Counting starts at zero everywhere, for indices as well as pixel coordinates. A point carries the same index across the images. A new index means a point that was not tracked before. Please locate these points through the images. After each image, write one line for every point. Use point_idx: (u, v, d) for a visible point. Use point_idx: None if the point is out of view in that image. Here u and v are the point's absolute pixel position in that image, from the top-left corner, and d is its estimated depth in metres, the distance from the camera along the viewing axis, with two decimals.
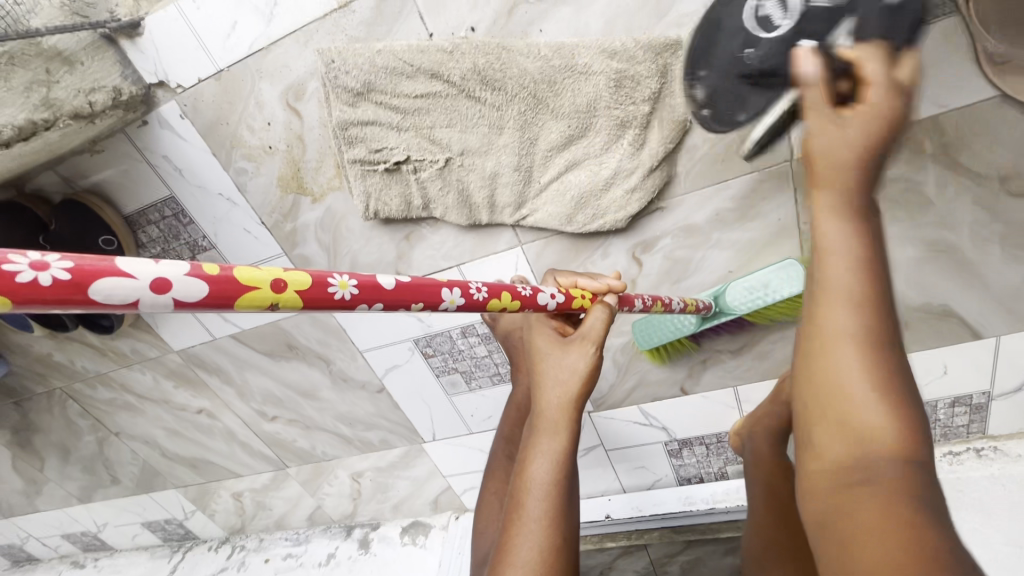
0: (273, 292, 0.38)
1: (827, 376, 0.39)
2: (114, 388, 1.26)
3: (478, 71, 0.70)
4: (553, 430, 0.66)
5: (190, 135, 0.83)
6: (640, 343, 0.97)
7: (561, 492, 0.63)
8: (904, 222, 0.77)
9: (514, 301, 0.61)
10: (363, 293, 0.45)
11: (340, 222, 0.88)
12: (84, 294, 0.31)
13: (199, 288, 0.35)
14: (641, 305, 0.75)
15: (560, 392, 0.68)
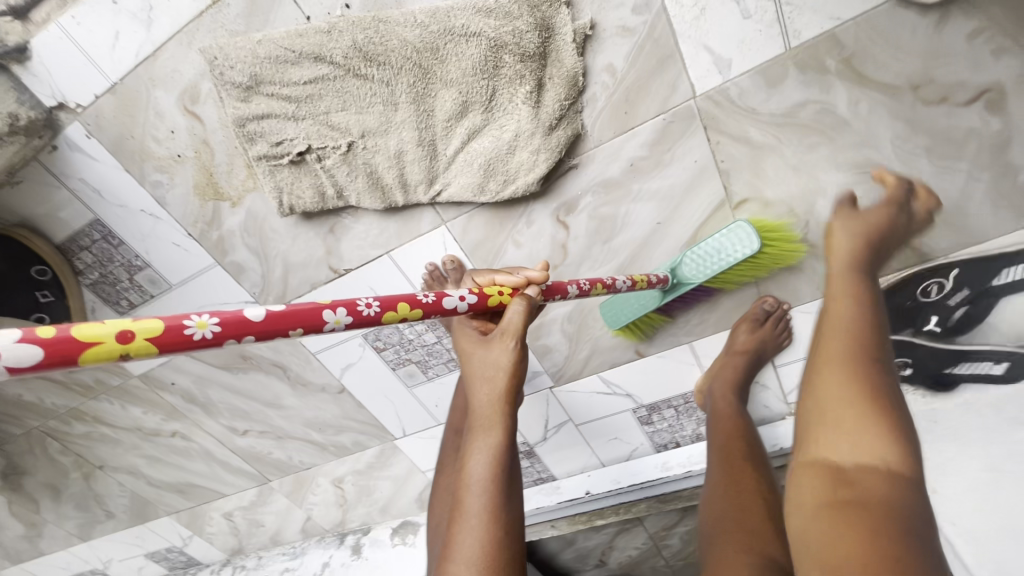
0: (117, 343, 0.39)
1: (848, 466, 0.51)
2: (87, 420, 1.26)
3: (361, 48, 0.69)
4: (486, 428, 0.63)
5: (99, 153, 0.83)
6: (609, 323, 0.95)
7: (501, 485, 0.60)
8: (824, 147, 0.74)
9: (412, 310, 0.58)
10: (229, 329, 0.44)
11: (263, 223, 0.88)
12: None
13: (34, 351, 0.36)
14: (570, 292, 0.72)
15: (489, 391, 0.66)
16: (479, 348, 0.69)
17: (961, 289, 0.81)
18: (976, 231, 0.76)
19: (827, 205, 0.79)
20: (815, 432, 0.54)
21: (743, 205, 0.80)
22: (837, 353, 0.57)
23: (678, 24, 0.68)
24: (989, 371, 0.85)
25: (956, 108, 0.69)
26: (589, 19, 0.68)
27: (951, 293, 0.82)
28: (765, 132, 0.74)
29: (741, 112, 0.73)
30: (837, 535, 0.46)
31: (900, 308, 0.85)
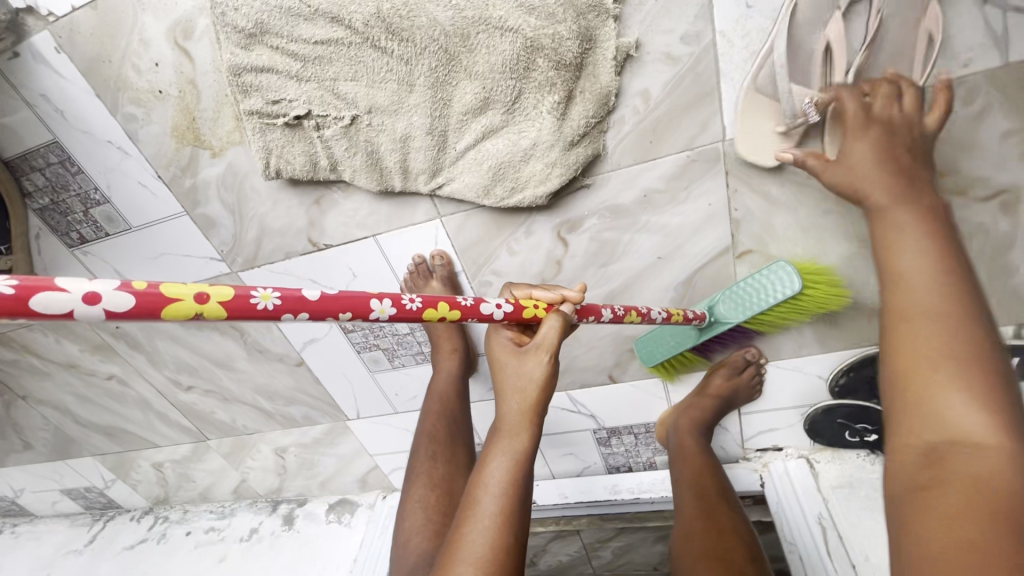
0: (196, 303, 0.40)
1: (945, 497, 0.44)
2: (16, 348, 1.17)
3: (386, 18, 0.63)
4: (512, 432, 0.63)
5: (68, 71, 0.74)
6: (644, 360, 0.93)
7: (517, 494, 0.60)
8: (837, 214, 0.73)
9: (453, 311, 0.56)
10: (289, 304, 0.45)
11: (243, 180, 0.81)
12: (21, 308, 0.33)
13: (127, 299, 0.37)
14: (604, 313, 0.68)
15: (520, 400, 0.63)
16: (512, 358, 0.65)
17: None
18: None
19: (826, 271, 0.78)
20: (910, 434, 0.49)
21: (747, 255, 0.78)
22: (931, 304, 0.53)
23: (723, 62, 0.64)
24: None
25: (972, 202, 0.69)
26: (634, 38, 0.63)
27: None
28: (784, 189, 0.72)
29: (765, 164, 0.71)
30: (952, 541, 0.41)
31: (870, 379, 0.87)
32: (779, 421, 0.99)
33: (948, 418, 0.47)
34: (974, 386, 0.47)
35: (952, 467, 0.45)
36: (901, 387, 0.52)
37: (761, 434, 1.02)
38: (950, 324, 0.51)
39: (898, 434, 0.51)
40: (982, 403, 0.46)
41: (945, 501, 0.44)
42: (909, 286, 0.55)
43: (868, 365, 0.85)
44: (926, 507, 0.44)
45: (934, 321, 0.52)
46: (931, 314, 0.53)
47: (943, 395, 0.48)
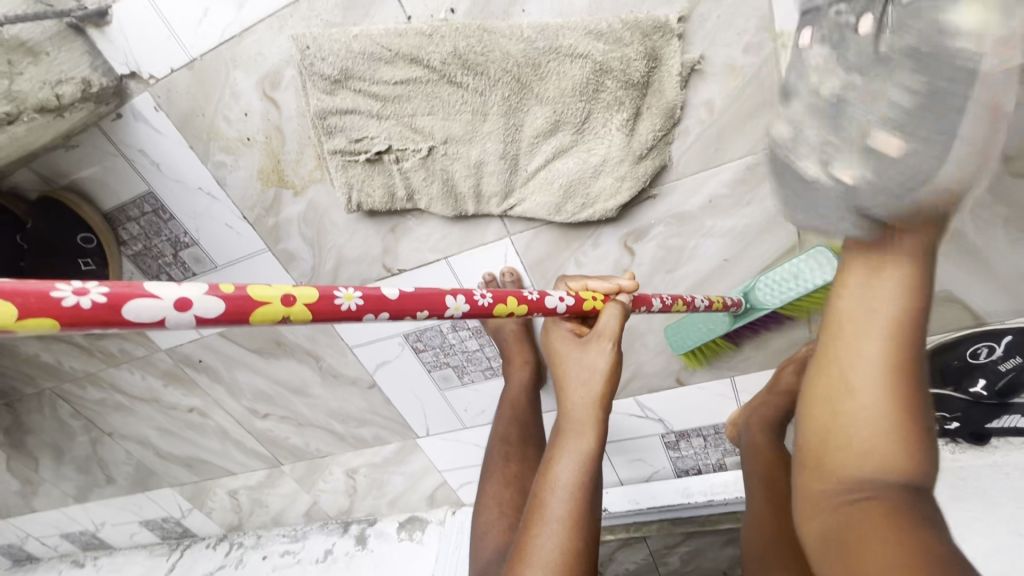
0: (285, 306, 0.38)
1: (868, 540, 0.39)
2: (104, 387, 1.24)
3: (463, 55, 0.67)
4: (579, 431, 0.61)
5: (165, 127, 0.80)
6: (673, 347, 0.93)
7: (586, 494, 0.58)
8: None
9: (521, 306, 0.54)
10: (370, 303, 0.43)
11: (323, 215, 0.86)
12: (116, 318, 0.31)
13: (218, 304, 0.35)
14: (658, 304, 0.68)
15: (584, 393, 0.62)
16: (574, 350, 0.65)
17: (1012, 357, 0.83)
18: None
19: None
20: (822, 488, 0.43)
21: None
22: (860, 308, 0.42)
23: None
24: (1017, 424, 0.89)
25: None
26: (697, 54, 0.67)
27: (1000, 358, 0.83)
28: None
29: None
30: (864, 544, 0.40)
31: (947, 368, 0.87)
32: None
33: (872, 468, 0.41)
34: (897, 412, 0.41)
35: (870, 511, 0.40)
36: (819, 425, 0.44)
37: None
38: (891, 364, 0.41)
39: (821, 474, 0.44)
40: (894, 435, 0.41)
41: (871, 552, 0.39)
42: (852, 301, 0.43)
43: (944, 350, 0.86)
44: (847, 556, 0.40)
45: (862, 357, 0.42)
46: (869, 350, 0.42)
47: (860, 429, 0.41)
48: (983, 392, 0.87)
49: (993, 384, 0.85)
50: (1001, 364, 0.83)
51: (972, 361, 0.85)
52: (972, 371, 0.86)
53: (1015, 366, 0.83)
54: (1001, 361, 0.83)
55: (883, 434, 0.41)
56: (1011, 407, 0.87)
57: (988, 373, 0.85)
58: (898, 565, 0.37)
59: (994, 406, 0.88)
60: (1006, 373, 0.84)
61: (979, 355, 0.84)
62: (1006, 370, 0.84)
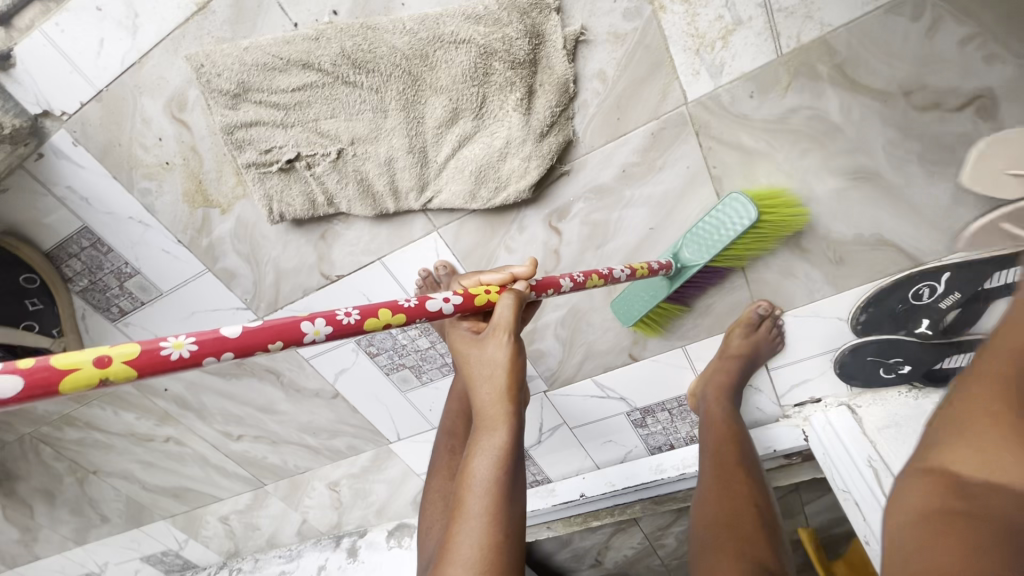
0: (95, 368, 0.41)
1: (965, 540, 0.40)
2: (80, 426, 1.26)
3: (353, 55, 0.68)
4: (490, 427, 0.64)
5: (86, 161, 0.82)
6: (623, 321, 0.93)
7: (504, 488, 0.60)
8: (816, 152, 0.74)
9: (395, 316, 0.59)
10: (205, 347, 0.46)
11: (253, 229, 0.87)
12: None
13: (13, 381, 0.39)
14: (564, 284, 0.72)
15: (489, 388, 0.66)
16: (473, 348, 0.70)
17: (953, 294, 0.81)
18: (965, 234, 0.77)
19: (819, 210, 0.79)
20: (946, 445, 0.45)
21: None
22: None
23: (669, 27, 0.67)
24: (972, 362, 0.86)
25: (949, 113, 0.69)
26: (579, 25, 0.67)
27: (942, 296, 0.82)
28: (757, 137, 0.74)
29: (731, 118, 0.72)
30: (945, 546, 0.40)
31: (892, 313, 0.86)
32: (812, 371, 0.97)
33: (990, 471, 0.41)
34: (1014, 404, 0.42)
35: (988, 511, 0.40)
36: (946, 419, 0.46)
37: (794, 389, 1.00)
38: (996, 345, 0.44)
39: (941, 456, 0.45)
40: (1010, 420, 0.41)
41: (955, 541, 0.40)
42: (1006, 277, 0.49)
43: (887, 293, 0.84)
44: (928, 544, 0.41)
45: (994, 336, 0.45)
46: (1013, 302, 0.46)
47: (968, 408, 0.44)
48: (933, 332, 0.85)
49: (937, 324, 0.84)
50: (942, 301, 0.82)
51: (915, 303, 0.84)
52: (915, 312, 0.84)
53: (958, 301, 0.81)
54: (942, 299, 0.81)
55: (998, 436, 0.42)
56: (961, 345, 0.85)
57: (933, 312, 0.83)
58: None
59: (947, 345, 0.86)
60: (950, 309, 0.82)
61: (920, 293, 0.83)
62: (949, 307, 0.82)
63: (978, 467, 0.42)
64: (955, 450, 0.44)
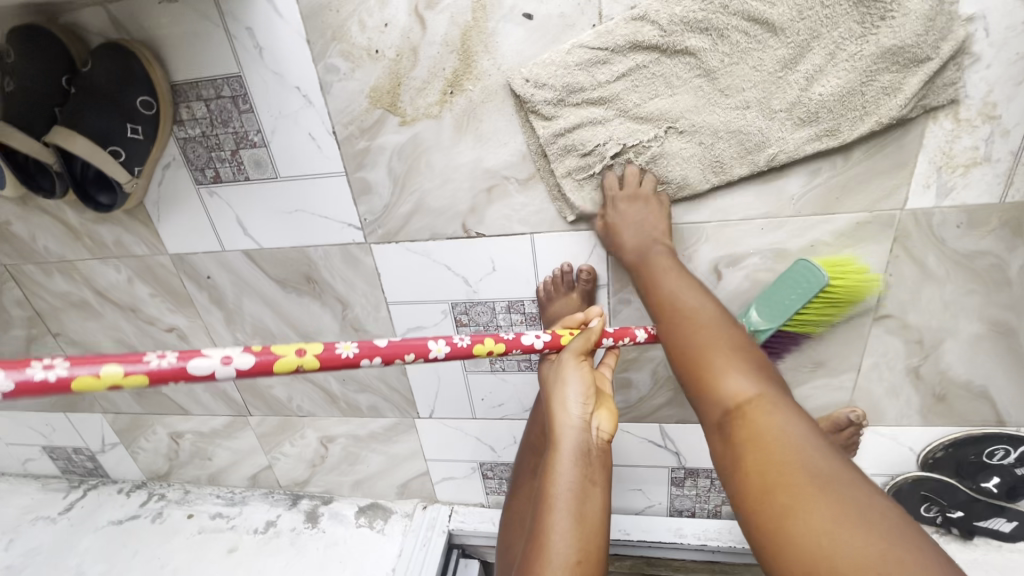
0: (296, 356, 0.53)
1: (778, 471, 0.50)
2: (74, 279, 1.08)
3: (681, 20, 0.67)
4: (559, 444, 0.58)
5: (289, 13, 0.73)
6: None
7: (586, 507, 0.56)
8: (979, 296, 0.79)
9: (498, 344, 0.67)
10: (365, 350, 0.58)
11: (421, 154, 0.81)
12: (184, 373, 0.48)
13: (251, 358, 0.50)
14: (631, 339, 0.73)
15: (559, 401, 0.61)
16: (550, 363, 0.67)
17: None
18: None
19: (951, 348, 0.84)
20: (721, 420, 0.58)
21: (885, 319, 0.83)
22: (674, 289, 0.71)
23: (928, 138, 0.70)
24: (999, 527, 0.96)
25: None
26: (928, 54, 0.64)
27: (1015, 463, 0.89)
28: (941, 264, 0.78)
29: (930, 237, 0.76)
30: (762, 481, 0.50)
31: (963, 461, 0.92)
32: None
33: (743, 405, 0.57)
34: (744, 370, 0.60)
35: (759, 437, 0.53)
36: (699, 396, 0.62)
37: None
38: (708, 329, 0.66)
39: (718, 428, 0.58)
40: (749, 378, 0.59)
41: (773, 475, 0.50)
42: (676, 295, 0.70)
43: (971, 443, 0.90)
44: (755, 494, 0.50)
45: (695, 330, 0.66)
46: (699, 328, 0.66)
47: (724, 380, 0.60)
48: (989, 491, 0.93)
49: (1002, 485, 0.91)
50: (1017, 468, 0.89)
51: (986, 461, 0.91)
52: (985, 468, 0.91)
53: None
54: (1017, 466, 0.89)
55: (741, 380, 0.59)
56: (1006, 510, 0.94)
57: (1002, 473, 0.91)
58: (803, 510, 0.46)
59: (994, 507, 0.94)
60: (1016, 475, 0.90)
61: (1000, 455, 0.89)
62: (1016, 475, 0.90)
63: (737, 399, 0.57)
64: (712, 407, 0.59)
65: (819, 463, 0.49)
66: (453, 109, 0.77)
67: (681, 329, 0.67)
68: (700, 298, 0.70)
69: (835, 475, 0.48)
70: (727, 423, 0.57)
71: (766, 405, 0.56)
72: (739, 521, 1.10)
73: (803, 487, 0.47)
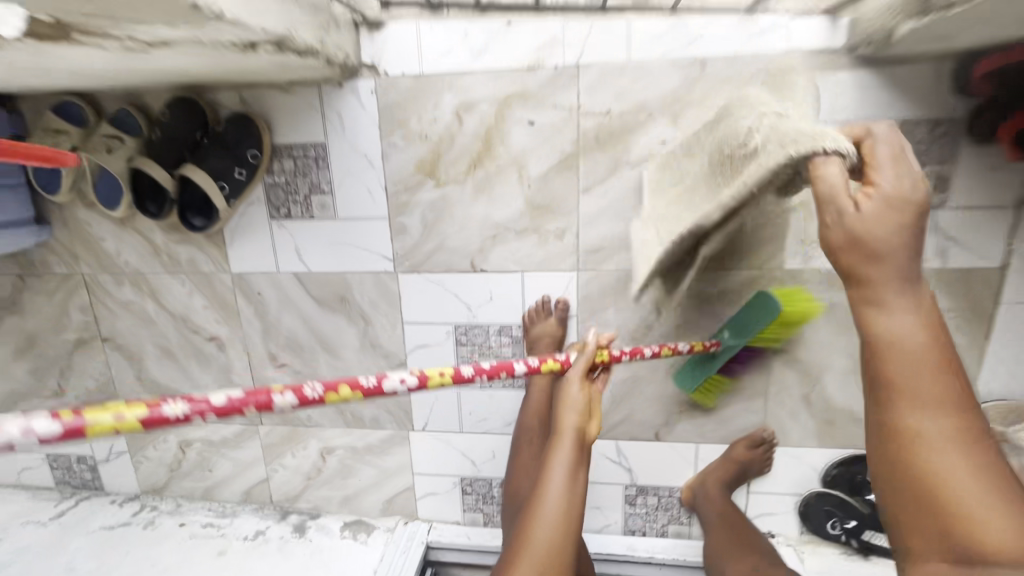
0: (441, 375, 0.67)
1: (967, 515, 0.51)
2: (141, 290, 1.30)
3: (631, 133, 1.02)
4: (561, 448, 0.79)
5: (369, 106, 1.08)
6: (683, 388, 1.15)
7: (572, 496, 0.77)
8: (845, 338, 1.09)
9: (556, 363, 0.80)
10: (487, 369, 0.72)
11: (448, 207, 1.12)
12: (379, 390, 0.61)
13: (418, 379, 0.65)
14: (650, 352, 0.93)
15: (563, 422, 0.79)
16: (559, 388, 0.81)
17: None
18: None
19: (831, 379, 1.12)
20: (910, 449, 0.55)
21: (782, 353, 1.11)
22: (906, 308, 0.57)
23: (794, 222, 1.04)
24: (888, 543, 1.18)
25: None
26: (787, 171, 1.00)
27: None
28: (815, 312, 1.08)
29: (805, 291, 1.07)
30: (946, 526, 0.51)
31: (854, 480, 1.15)
32: (777, 506, 1.22)
33: (938, 447, 0.53)
34: (943, 405, 0.54)
35: (956, 483, 0.52)
36: (893, 426, 0.56)
37: (760, 517, 1.23)
38: (939, 368, 0.55)
39: (908, 459, 0.55)
40: (944, 413, 0.54)
41: (963, 517, 0.51)
42: (901, 331, 0.57)
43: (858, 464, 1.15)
44: (941, 533, 0.52)
45: (908, 366, 0.56)
46: (927, 371, 0.55)
47: (919, 417, 0.55)
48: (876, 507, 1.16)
49: None
50: None
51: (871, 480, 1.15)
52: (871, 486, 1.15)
53: None
54: None
55: (940, 422, 0.54)
56: None
57: None
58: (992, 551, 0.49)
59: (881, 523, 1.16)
60: None
61: None
62: None
63: (937, 439, 0.53)
64: (915, 445, 0.54)
65: (996, 506, 0.50)
66: (475, 178, 1.10)
67: (899, 360, 0.56)
68: (923, 325, 0.57)
69: (1019, 518, 0.50)
70: (916, 457, 0.54)
71: (966, 447, 0.53)
72: (683, 539, 1.28)
73: (987, 531, 0.49)
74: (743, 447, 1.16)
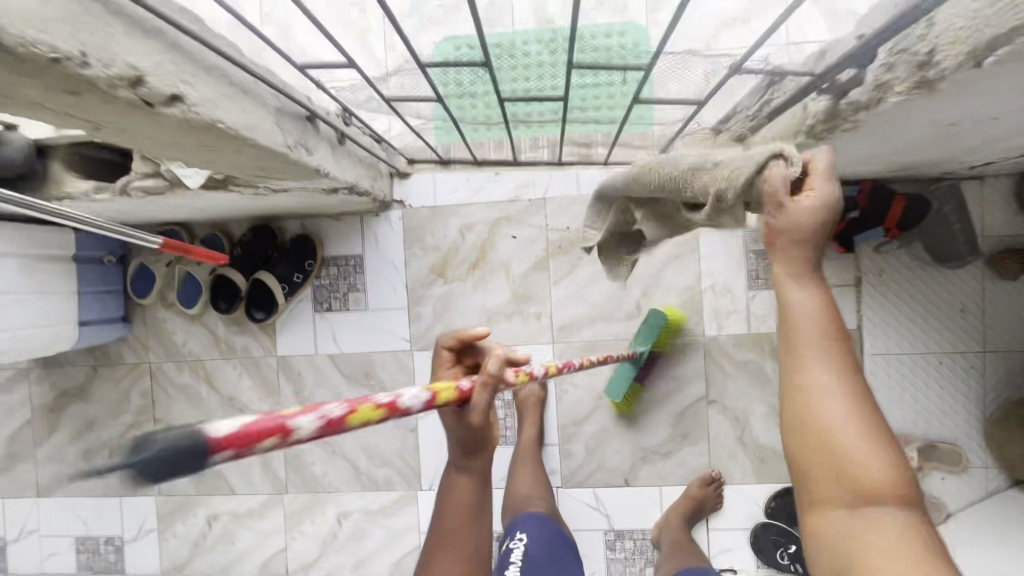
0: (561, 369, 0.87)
1: (870, 546, 0.39)
2: (198, 374, 1.58)
3: (585, 242, 1.45)
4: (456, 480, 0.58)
5: (397, 228, 1.50)
6: (611, 396, 1.39)
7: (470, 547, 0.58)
8: (760, 387, 1.42)
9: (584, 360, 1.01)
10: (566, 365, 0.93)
11: (453, 298, 1.49)
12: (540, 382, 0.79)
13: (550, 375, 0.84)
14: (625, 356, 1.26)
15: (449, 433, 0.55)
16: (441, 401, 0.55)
17: None
18: None
19: (756, 422, 1.43)
20: (795, 471, 0.44)
21: (715, 403, 1.43)
22: (808, 300, 0.47)
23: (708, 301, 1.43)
24: None
25: None
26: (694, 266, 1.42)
27: None
28: (734, 368, 1.42)
29: (724, 352, 1.42)
30: (855, 563, 0.39)
31: (790, 510, 1.40)
32: (733, 541, 1.44)
33: (850, 461, 0.42)
34: (857, 406, 0.43)
35: (862, 510, 0.41)
36: (793, 433, 0.45)
37: (722, 553, 1.44)
38: (846, 373, 0.45)
39: (804, 484, 0.43)
40: (856, 421, 0.43)
41: (870, 555, 0.39)
42: (797, 326, 0.47)
43: (789, 495, 1.40)
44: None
45: (814, 365, 0.45)
46: (830, 366, 0.45)
47: (829, 423, 0.43)
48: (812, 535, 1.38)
49: None
50: None
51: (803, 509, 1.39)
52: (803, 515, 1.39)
53: None
54: None
55: (845, 429, 0.42)
56: None
57: None
58: None
59: None
60: None
61: None
62: None
63: (842, 453, 0.42)
64: (807, 459, 0.43)
65: (918, 544, 0.39)
66: (474, 276, 1.49)
67: (799, 358, 0.46)
68: (825, 322, 0.46)
69: (933, 550, 0.39)
70: (812, 474, 0.43)
71: (875, 465, 0.41)
72: None
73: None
74: (699, 485, 1.39)
